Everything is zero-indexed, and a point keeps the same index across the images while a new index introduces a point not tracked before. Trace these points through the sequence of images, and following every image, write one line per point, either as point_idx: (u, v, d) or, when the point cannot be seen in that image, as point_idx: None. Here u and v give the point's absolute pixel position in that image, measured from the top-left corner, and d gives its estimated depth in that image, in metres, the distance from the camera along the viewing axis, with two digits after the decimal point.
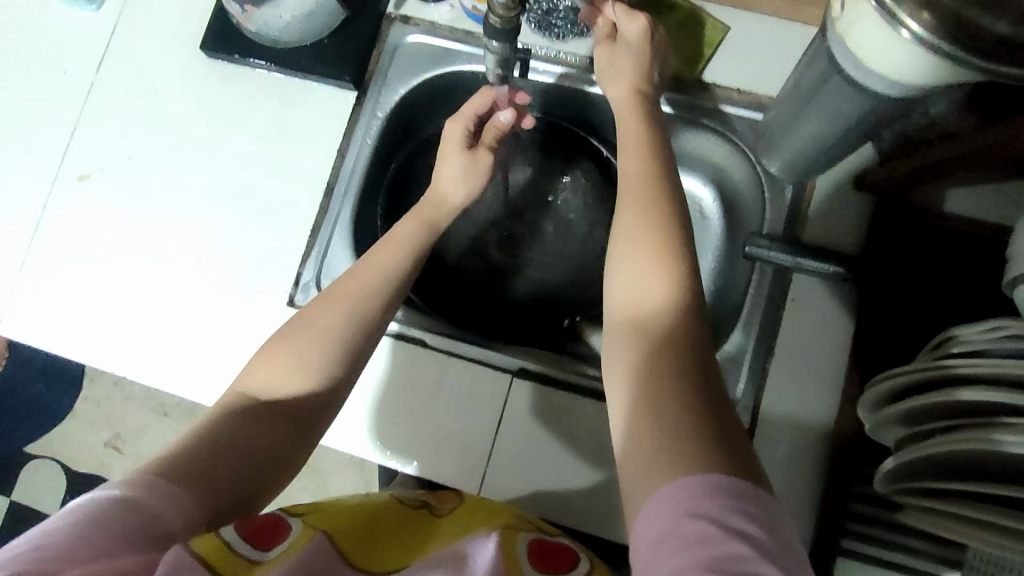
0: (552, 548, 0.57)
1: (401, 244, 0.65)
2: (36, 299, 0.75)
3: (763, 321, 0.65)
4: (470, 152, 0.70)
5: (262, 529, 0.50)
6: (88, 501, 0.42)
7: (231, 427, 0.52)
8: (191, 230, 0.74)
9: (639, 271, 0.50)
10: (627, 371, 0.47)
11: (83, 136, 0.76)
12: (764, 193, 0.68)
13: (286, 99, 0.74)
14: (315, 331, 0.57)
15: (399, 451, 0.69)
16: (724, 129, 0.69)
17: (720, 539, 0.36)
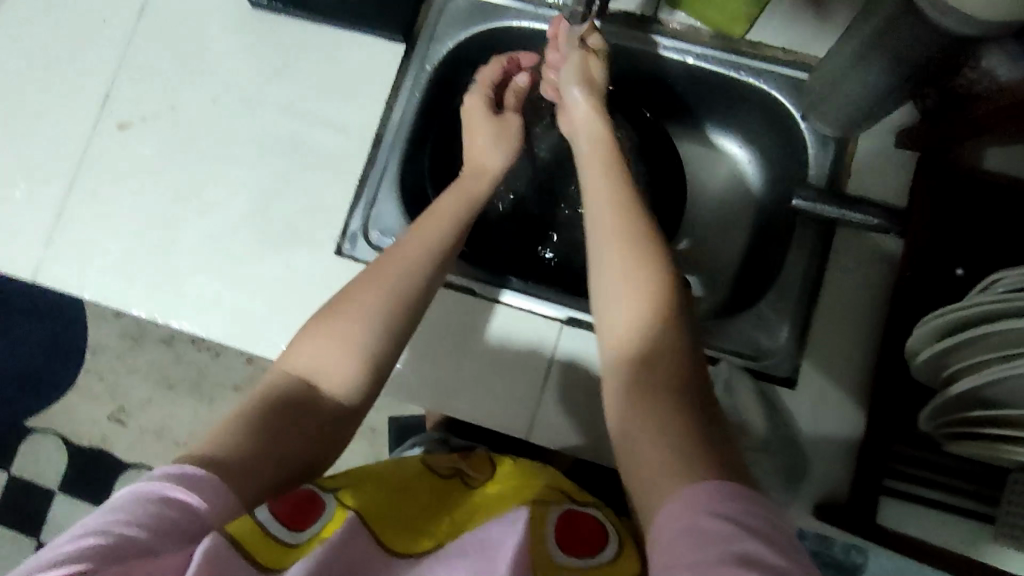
0: (581, 519, 0.58)
1: (439, 222, 0.64)
2: (73, 247, 0.74)
3: (806, 273, 0.68)
4: (498, 119, 0.73)
5: (295, 507, 0.51)
6: (134, 497, 0.45)
7: (275, 413, 0.54)
8: (233, 179, 0.74)
9: (618, 287, 0.52)
10: (626, 384, 0.48)
11: (124, 86, 0.76)
12: (809, 150, 0.70)
13: (332, 55, 0.75)
14: (356, 309, 0.57)
15: (439, 397, 0.71)
16: (764, 85, 0.71)
17: (728, 535, 0.38)
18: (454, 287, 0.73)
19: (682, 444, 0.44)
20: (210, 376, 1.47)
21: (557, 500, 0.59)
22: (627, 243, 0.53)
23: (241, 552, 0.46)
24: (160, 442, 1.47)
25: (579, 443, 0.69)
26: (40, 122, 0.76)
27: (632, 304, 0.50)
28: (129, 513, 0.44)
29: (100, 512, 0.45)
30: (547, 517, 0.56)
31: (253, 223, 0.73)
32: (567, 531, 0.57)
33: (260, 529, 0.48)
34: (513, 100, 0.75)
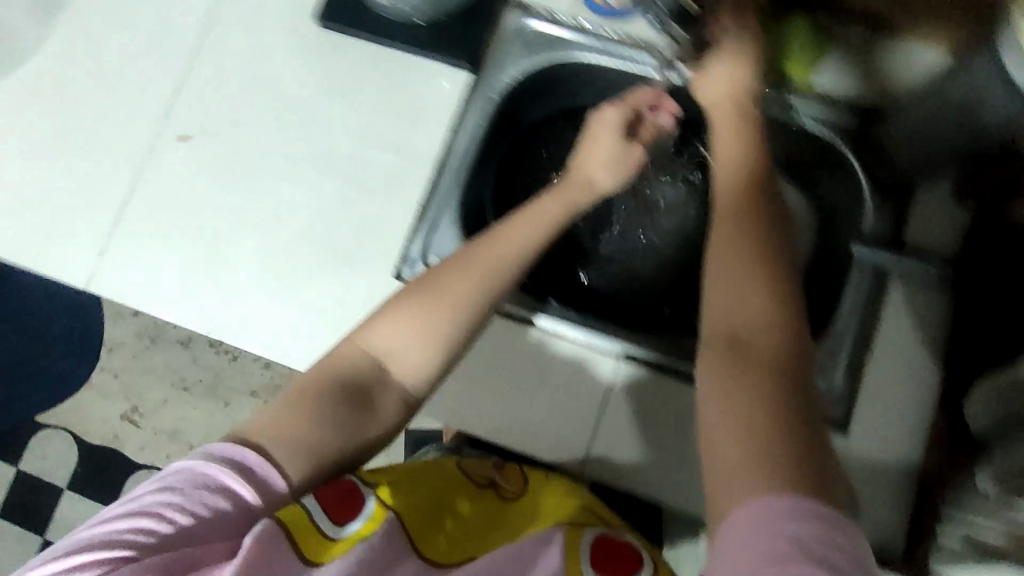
0: (617, 546, 0.60)
1: (541, 220, 0.66)
2: (128, 256, 0.74)
3: (862, 319, 0.69)
4: (624, 143, 0.73)
5: (339, 501, 0.54)
6: (185, 481, 0.49)
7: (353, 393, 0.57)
8: (293, 196, 0.74)
9: (732, 267, 0.54)
10: (726, 344, 0.50)
11: (186, 97, 0.76)
12: (867, 202, 0.72)
13: (398, 78, 0.75)
14: (450, 294, 0.60)
15: (483, 417, 0.72)
16: (823, 129, 0.73)
17: (797, 559, 0.39)
18: (505, 316, 0.73)
19: (769, 429, 0.45)
20: (225, 380, 1.47)
21: (592, 523, 0.61)
22: (749, 236, 0.55)
23: (290, 542, 0.50)
24: (171, 444, 1.46)
25: (628, 475, 0.70)
26: (101, 129, 0.76)
27: (745, 291, 0.52)
28: (177, 498, 0.49)
29: (152, 491, 0.49)
30: (582, 538, 0.59)
31: (312, 242, 0.73)
32: (605, 556, 0.59)
33: (309, 519, 0.51)
34: (648, 135, 0.75)
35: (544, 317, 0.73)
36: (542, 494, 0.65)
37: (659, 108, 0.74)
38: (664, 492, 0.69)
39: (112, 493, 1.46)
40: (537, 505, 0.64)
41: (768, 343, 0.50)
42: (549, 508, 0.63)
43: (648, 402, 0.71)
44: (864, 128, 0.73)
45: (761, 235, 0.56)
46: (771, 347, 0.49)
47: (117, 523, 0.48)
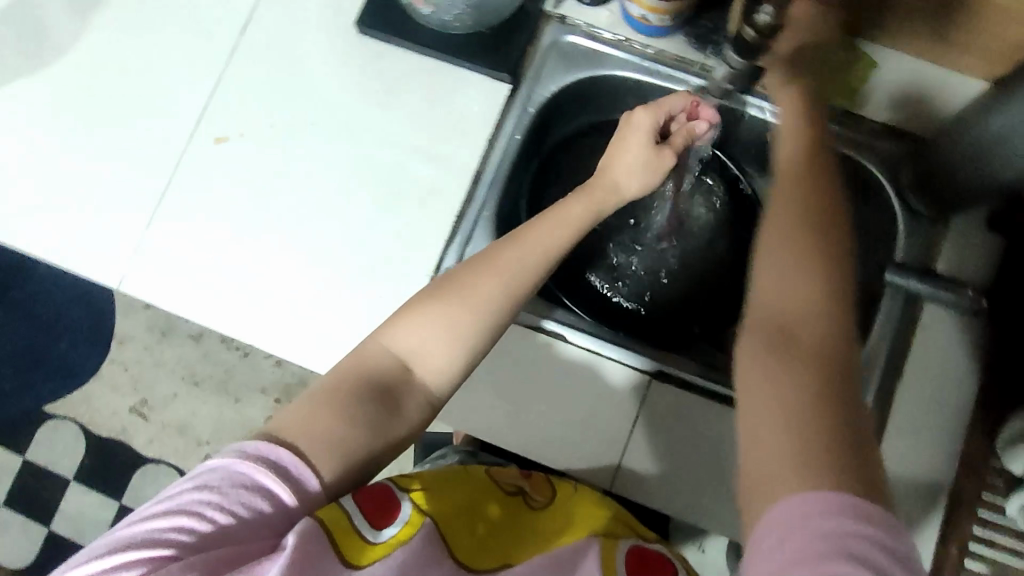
0: (649, 556, 0.62)
1: (570, 223, 0.63)
2: (161, 257, 0.74)
3: (893, 344, 0.69)
4: (655, 148, 0.67)
5: (375, 506, 0.53)
6: (224, 479, 0.47)
7: (372, 394, 0.55)
8: (328, 201, 0.74)
9: (787, 258, 0.52)
10: (770, 338, 0.49)
11: (223, 99, 0.76)
12: (900, 227, 0.72)
13: (437, 87, 0.75)
14: (471, 299, 0.57)
15: (503, 424, 0.72)
16: (860, 151, 0.73)
17: (843, 559, 0.38)
18: (530, 329, 0.73)
19: (808, 431, 0.44)
20: (237, 376, 1.46)
21: (624, 533, 0.64)
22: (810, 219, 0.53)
23: (330, 542, 0.48)
24: (180, 439, 1.46)
25: (657, 490, 0.70)
26: (136, 128, 0.76)
27: (800, 273, 0.51)
28: (215, 496, 0.47)
29: (189, 488, 0.47)
30: (618, 548, 0.61)
31: (346, 248, 0.73)
32: (639, 564, 0.61)
33: (347, 520, 0.50)
34: (682, 140, 0.68)
35: (549, 321, 0.74)
36: (570, 505, 0.66)
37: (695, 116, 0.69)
38: (692, 507, 0.70)
39: (119, 485, 1.45)
40: (569, 513, 0.65)
41: (819, 330, 0.48)
42: (582, 515, 0.64)
43: (678, 421, 0.71)
44: (900, 153, 0.73)
45: (816, 227, 0.53)
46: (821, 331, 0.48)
47: (152, 522, 0.46)
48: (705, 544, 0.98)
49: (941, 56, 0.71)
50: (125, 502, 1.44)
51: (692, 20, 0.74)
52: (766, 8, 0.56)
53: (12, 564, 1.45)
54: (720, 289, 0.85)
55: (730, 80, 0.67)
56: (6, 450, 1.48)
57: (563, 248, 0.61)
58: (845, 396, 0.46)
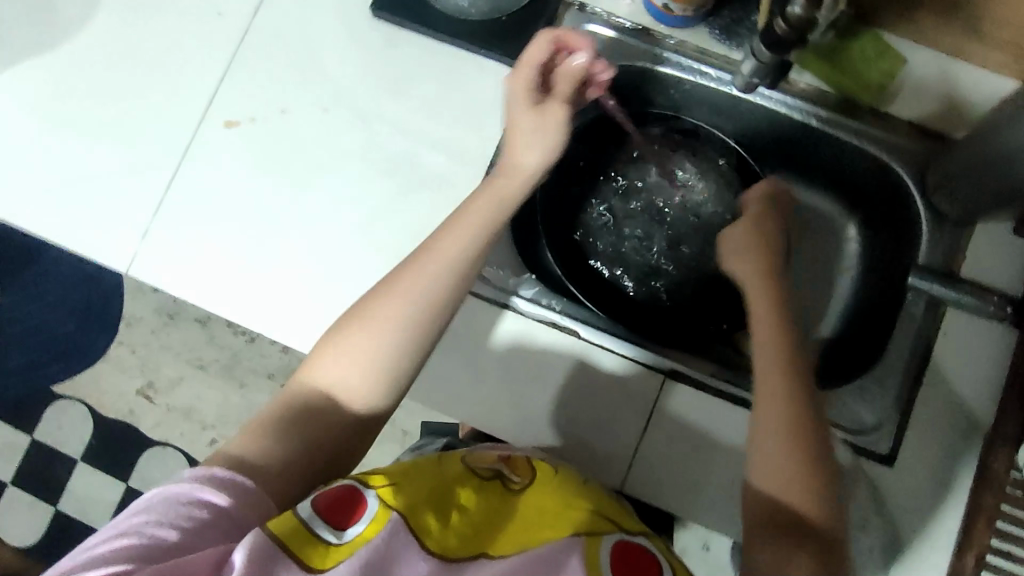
0: (635, 550, 0.57)
1: (469, 229, 0.60)
2: (170, 243, 0.73)
3: (912, 350, 0.68)
4: (539, 110, 0.63)
5: (338, 508, 0.51)
6: (161, 501, 0.48)
7: (294, 429, 0.56)
8: (339, 189, 0.73)
9: (773, 428, 0.55)
10: (769, 514, 0.54)
11: (234, 82, 0.75)
12: (923, 231, 0.70)
13: (453, 77, 0.73)
14: (374, 325, 0.56)
15: (500, 413, 0.70)
16: (858, 140, 0.72)
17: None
18: (522, 314, 0.72)
19: None
20: (243, 361, 1.45)
21: (609, 528, 0.58)
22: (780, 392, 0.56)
23: (291, 556, 0.47)
24: (186, 423, 1.45)
25: (668, 493, 0.69)
26: (148, 110, 0.75)
27: (780, 456, 0.54)
28: (155, 516, 0.48)
29: (129, 514, 0.48)
30: (602, 545, 0.56)
31: (356, 239, 0.72)
32: (623, 561, 0.56)
33: (307, 531, 0.49)
34: (568, 87, 0.64)
35: (516, 296, 0.72)
36: (550, 489, 0.60)
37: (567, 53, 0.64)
38: (704, 509, 0.69)
39: (125, 467, 1.45)
40: (547, 499, 0.59)
41: (802, 504, 0.53)
42: (562, 506, 0.59)
43: (693, 421, 0.69)
44: (929, 152, 0.70)
45: (796, 394, 0.56)
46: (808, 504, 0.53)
47: (93, 552, 0.47)
48: (710, 542, 0.98)
49: (973, 53, 0.69)
50: (132, 484, 1.45)
51: (713, 11, 0.73)
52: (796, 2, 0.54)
53: (19, 543, 1.45)
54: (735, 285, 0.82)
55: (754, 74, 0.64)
56: (15, 429, 1.49)
57: (464, 250, 0.59)
58: (830, 561, 0.51)
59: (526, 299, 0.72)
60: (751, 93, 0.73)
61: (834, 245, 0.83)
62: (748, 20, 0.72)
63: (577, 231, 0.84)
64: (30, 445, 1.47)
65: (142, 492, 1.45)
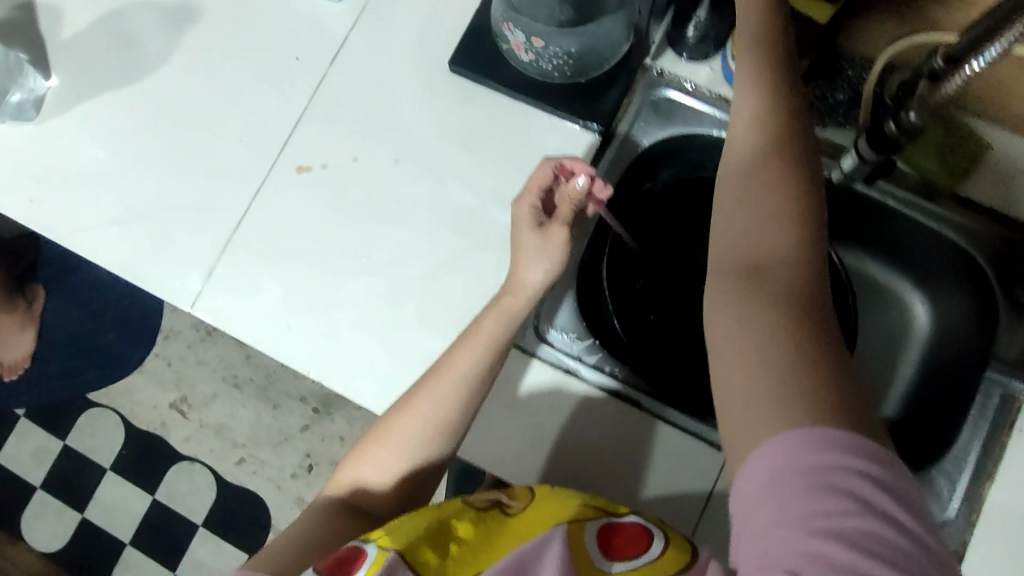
0: (619, 529, 0.60)
1: (479, 344, 0.64)
2: (233, 282, 0.73)
3: (985, 444, 0.66)
4: (542, 233, 0.66)
5: (340, 565, 0.56)
6: None
7: (326, 523, 0.63)
8: (404, 240, 0.73)
9: (762, 176, 0.52)
10: (773, 251, 0.50)
11: (306, 128, 0.75)
12: (999, 324, 0.71)
13: (524, 135, 0.74)
14: (395, 436, 0.64)
15: (550, 472, 0.69)
16: (937, 225, 0.71)
17: (825, 495, 0.40)
18: (584, 381, 0.71)
19: (787, 368, 0.45)
20: (277, 382, 1.46)
21: (596, 515, 0.60)
22: (767, 199, 0.51)
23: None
24: (216, 440, 1.46)
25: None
26: (221, 149, 0.76)
27: (775, 224, 0.51)
28: None
29: None
30: (586, 533, 0.58)
31: (417, 291, 0.71)
32: (608, 541, 0.59)
33: None
34: (567, 210, 0.65)
35: (571, 358, 0.72)
36: (541, 501, 0.62)
37: (567, 176, 0.65)
38: None
39: (153, 480, 1.46)
40: (538, 512, 0.61)
41: (788, 252, 0.50)
42: (552, 508, 0.61)
43: None
44: (1005, 240, 0.69)
45: (785, 142, 0.54)
46: (793, 286, 0.48)
47: None
48: None
49: None
50: (158, 497, 1.45)
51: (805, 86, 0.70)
52: (911, 109, 0.59)
53: (45, 548, 1.46)
54: None
55: (855, 172, 0.68)
56: (46, 433, 1.50)
57: (472, 369, 0.63)
58: (822, 317, 0.47)
59: (587, 365, 0.72)
60: (845, 186, 0.72)
61: (899, 314, 0.81)
62: (834, 100, 0.70)
63: (640, 280, 0.81)
64: (61, 450, 1.49)
65: (166, 506, 1.45)
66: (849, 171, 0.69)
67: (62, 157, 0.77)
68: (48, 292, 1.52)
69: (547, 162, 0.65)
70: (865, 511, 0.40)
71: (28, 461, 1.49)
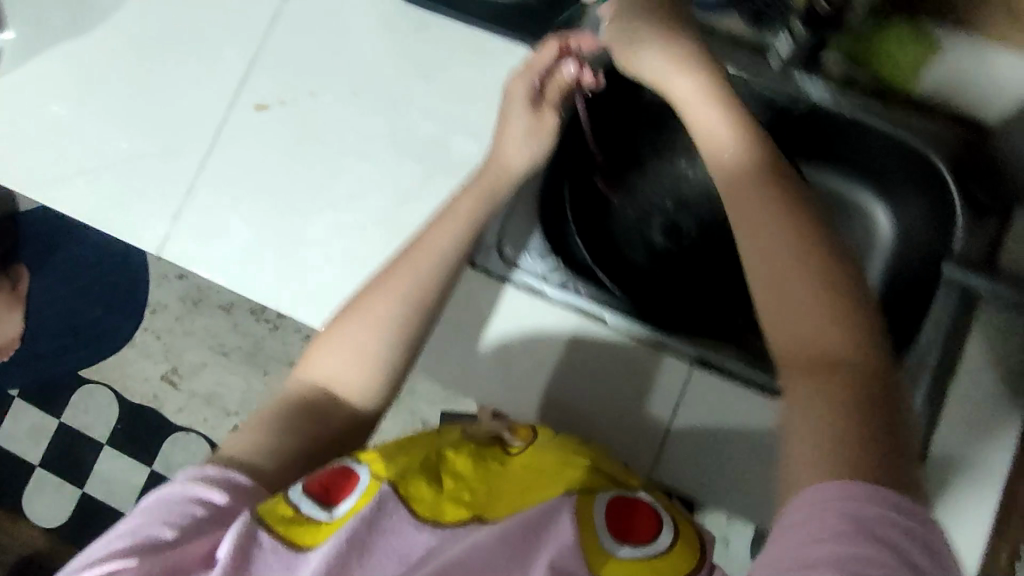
0: (633, 509, 0.58)
1: (455, 224, 0.63)
2: (198, 225, 0.73)
3: (942, 353, 0.66)
4: (536, 114, 0.67)
5: (328, 490, 0.55)
6: (165, 497, 0.53)
7: (293, 421, 0.60)
8: (366, 172, 0.73)
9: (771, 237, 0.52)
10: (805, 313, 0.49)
11: (263, 66, 0.75)
12: (958, 222, 0.68)
13: (479, 59, 0.74)
14: (371, 315, 0.60)
15: (522, 394, 0.71)
16: (894, 130, 0.70)
17: (854, 539, 0.39)
18: (549, 301, 0.71)
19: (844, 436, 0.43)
20: (265, 348, 1.46)
21: (607, 485, 0.58)
22: (786, 273, 0.50)
23: (268, 532, 0.51)
24: (208, 409, 1.47)
25: (694, 480, 0.68)
26: (178, 92, 0.76)
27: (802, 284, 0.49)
28: (156, 511, 0.52)
29: (136, 515, 0.53)
30: (595, 504, 0.57)
31: (381, 222, 0.72)
32: (618, 516, 0.57)
33: (294, 511, 0.53)
34: (556, 94, 0.67)
35: (535, 280, 0.72)
36: (544, 451, 0.61)
37: (567, 60, 0.67)
38: (727, 499, 0.68)
39: (148, 452, 1.47)
40: (538, 468, 0.59)
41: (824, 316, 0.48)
42: (554, 462, 0.59)
43: (718, 406, 0.68)
44: (961, 139, 0.69)
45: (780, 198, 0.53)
46: (836, 345, 0.47)
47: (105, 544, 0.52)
48: (728, 537, 1.04)
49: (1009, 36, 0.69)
50: (155, 469, 1.47)
51: None
52: None
53: (48, 525, 1.49)
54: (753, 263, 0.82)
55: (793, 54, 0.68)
56: (41, 412, 1.51)
57: (451, 246, 0.62)
58: (866, 374, 0.46)
59: (552, 284, 0.72)
60: (792, 86, 0.71)
61: (859, 224, 0.83)
62: None
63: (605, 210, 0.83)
64: (57, 428, 1.50)
65: (164, 477, 1.46)
66: (787, 58, 0.69)
67: (21, 112, 0.77)
68: (33, 271, 1.53)
69: (550, 43, 0.66)
70: (890, 556, 0.39)
71: (25, 440, 1.51)
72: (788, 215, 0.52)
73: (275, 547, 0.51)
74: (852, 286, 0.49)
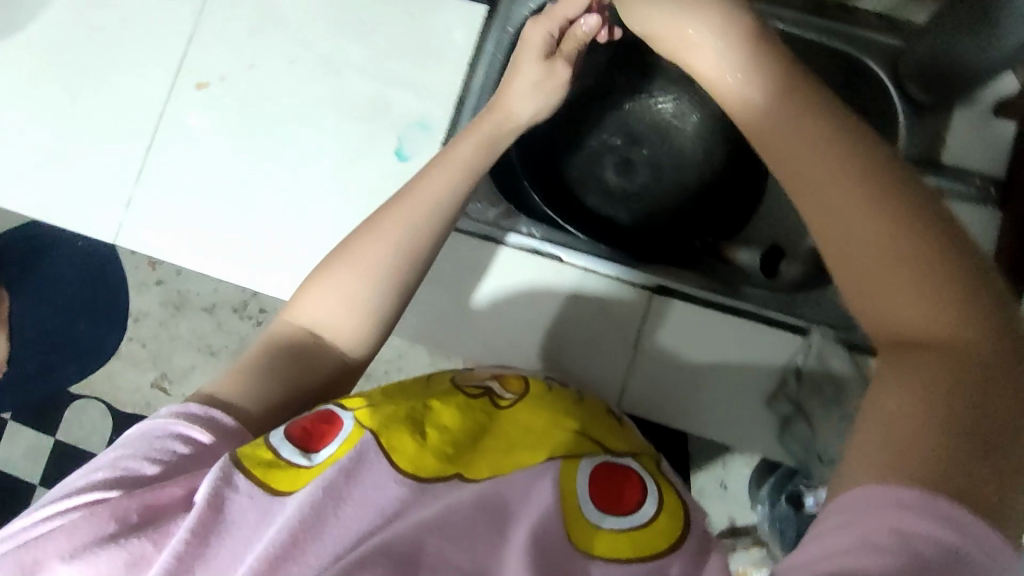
0: (617, 473, 0.52)
1: (452, 171, 0.59)
2: (154, 209, 0.74)
3: None
4: (547, 63, 0.65)
5: (310, 437, 0.50)
6: (142, 433, 0.49)
7: (274, 368, 0.56)
8: (314, 137, 0.73)
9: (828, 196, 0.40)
10: (881, 291, 0.37)
11: (200, 45, 0.75)
12: (901, 117, 0.70)
13: (414, 15, 0.74)
14: (366, 258, 0.56)
15: (493, 339, 0.72)
16: (842, 42, 0.72)
17: (892, 548, 0.31)
18: (504, 245, 0.72)
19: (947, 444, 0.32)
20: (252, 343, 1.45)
21: (591, 451, 0.53)
22: (850, 239, 0.38)
23: (246, 476, 0.47)
24: None
25: (669, 407, 0.70)
26: (118, 80, 0.76)
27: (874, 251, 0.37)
28: (131, 447, 0.48)
29: (109, 453, 0.49)
30: (579, 468, 0.51)
31: (334, 185, 0.72)
32: (605, 483, 0.51)
33: (273, 456, 0.49)
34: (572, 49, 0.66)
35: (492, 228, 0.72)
36: (537, 407, 0.57)
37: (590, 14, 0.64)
38: (703, 418, 0.69)
39: None
40: (530, 425, 0.55)
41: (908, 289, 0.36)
42: (545, 420, 0.55)
43: (684, 329, 0.69)
44: (900, 45, 0.70)
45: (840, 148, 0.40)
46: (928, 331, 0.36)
47: (74, 483, 0.48)
48: (726, 481, 0.95)
49: None
50: None
51: None
52: None
53: None
54: (713, 192, 0.84)
55: None
56: (37, 433, 1.51)
57: (451, 202, 0.58)
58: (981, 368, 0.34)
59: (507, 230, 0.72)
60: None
61: None
62: None
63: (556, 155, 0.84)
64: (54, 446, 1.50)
65: None
66: None
67: None
68: (12, 293, 1.53)
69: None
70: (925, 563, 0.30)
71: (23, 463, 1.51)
72: (838, 148, 0.40)
73: (252, 492, 0.47)
74: (947, 243, 0.37)
